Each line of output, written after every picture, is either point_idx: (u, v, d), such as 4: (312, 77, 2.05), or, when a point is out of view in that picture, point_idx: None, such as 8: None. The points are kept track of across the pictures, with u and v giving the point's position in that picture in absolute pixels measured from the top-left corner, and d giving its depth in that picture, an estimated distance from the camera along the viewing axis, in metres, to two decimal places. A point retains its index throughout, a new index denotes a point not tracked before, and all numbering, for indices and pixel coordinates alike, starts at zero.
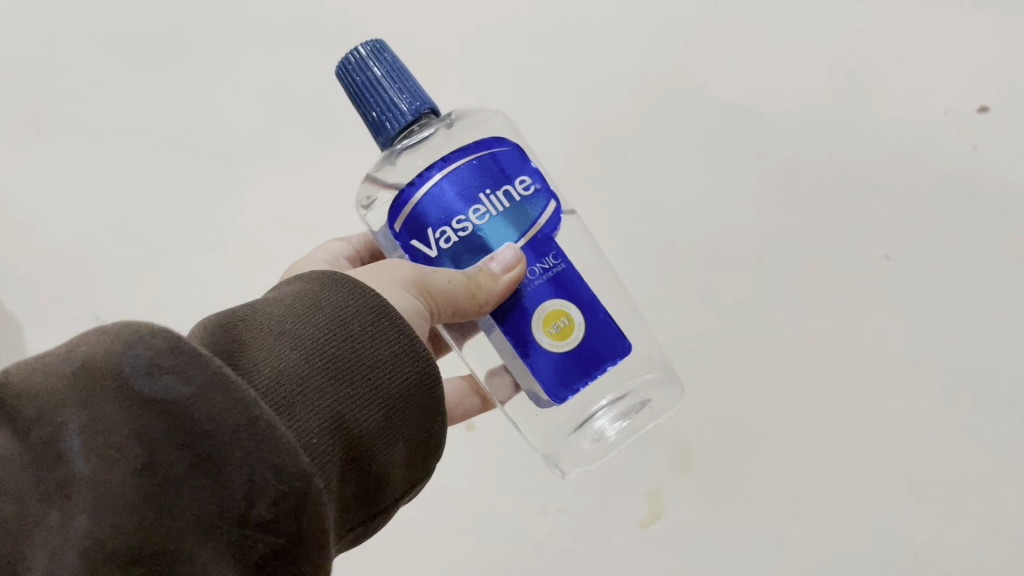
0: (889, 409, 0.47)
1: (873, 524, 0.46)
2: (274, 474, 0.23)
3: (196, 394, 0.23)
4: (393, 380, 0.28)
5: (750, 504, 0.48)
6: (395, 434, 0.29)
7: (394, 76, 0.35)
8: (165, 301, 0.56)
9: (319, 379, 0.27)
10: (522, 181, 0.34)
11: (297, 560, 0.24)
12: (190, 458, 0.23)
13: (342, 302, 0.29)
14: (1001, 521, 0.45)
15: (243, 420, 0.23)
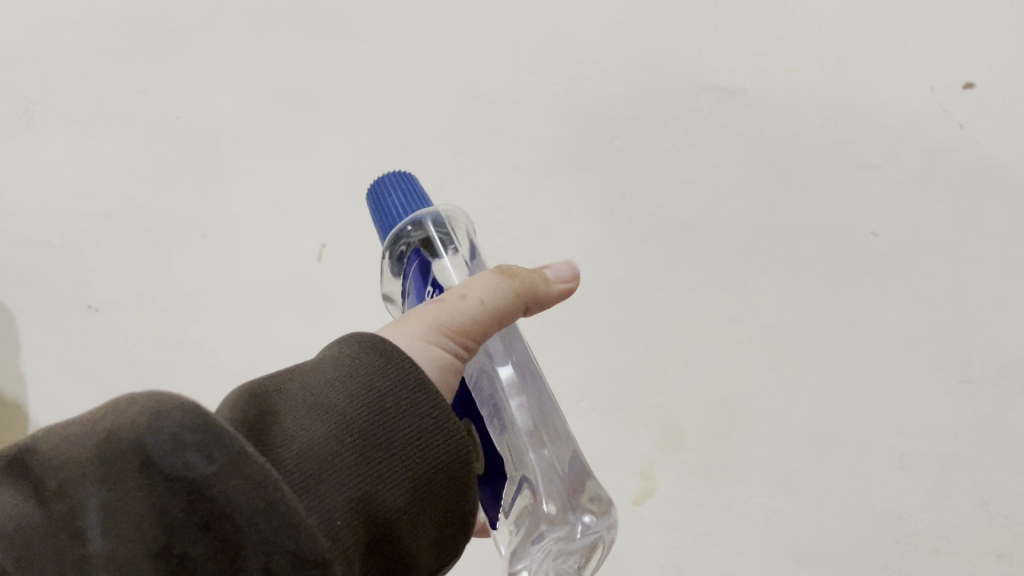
0: (878, 384, 0.47)
1: (861, 499, 0.45)
2: (290, 560, 0.22)
3: (218, 472, 0.22)
4: (417, 458, 0.27)
5: (740, 481, 0.47)
6: (422, 517, 0.27)
7: (387, 212, 0.37)
8: (153, 287, 0.56)
9: (346, 454, 0.26)
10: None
11: None
12: (209, 538, 0.22)
13: (369, 380, 0.28)
14: (988, 494, 0.44)
15: (263, 503, 0.22)
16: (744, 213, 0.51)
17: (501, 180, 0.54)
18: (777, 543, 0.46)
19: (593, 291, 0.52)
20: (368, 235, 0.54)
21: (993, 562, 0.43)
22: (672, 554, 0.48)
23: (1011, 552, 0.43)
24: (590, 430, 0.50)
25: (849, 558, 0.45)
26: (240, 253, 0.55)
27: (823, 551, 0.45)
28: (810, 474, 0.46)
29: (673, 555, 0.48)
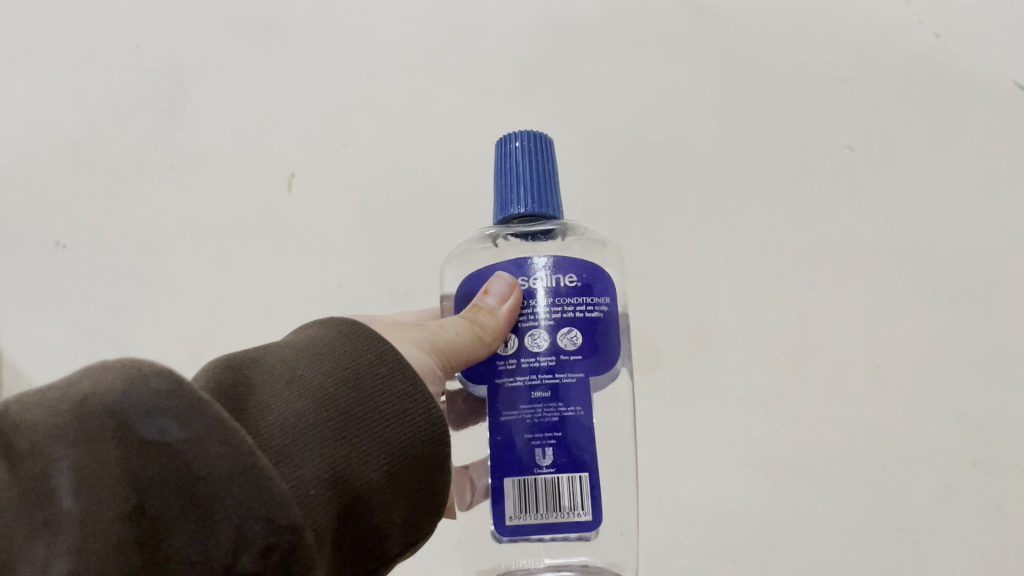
0: (856, 300, 0.46)
1: (838, 414, 0.45)
2: (264, 525, 0.22)
3: (191, 437, 0.23)
4: (393, 434, 0.28)
5: (719, 398, 0.47)
6: (398, 495, 0.28)
7: (530, 174, 0.38)
8: (122, 222, 0.55)
9: (319, 430, 0.26)
10: (567, 280, 0.35)
11: None
12: (182, 501, 0.23)
13: (346, 366, 0.29)
14: (961, 402, 0.44)
15: (239, 466, 0.23)
16: (716, 133, 0.50)
17: (471, 106, 0.52)
18: (752, 459, 0.46)
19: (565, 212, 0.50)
20: (337, 167, 0.53)
21: (968, 469, 0.43)
22: (648, 474, 0.47)
23: (985, 459, 0.43)
24: None
25: (825, 473, 0.45)
26: (202, 185, 0.54)
27: (796, 467, 0.45)
28: (786, 388, 0.46)
29: (649, 475, 0.47)
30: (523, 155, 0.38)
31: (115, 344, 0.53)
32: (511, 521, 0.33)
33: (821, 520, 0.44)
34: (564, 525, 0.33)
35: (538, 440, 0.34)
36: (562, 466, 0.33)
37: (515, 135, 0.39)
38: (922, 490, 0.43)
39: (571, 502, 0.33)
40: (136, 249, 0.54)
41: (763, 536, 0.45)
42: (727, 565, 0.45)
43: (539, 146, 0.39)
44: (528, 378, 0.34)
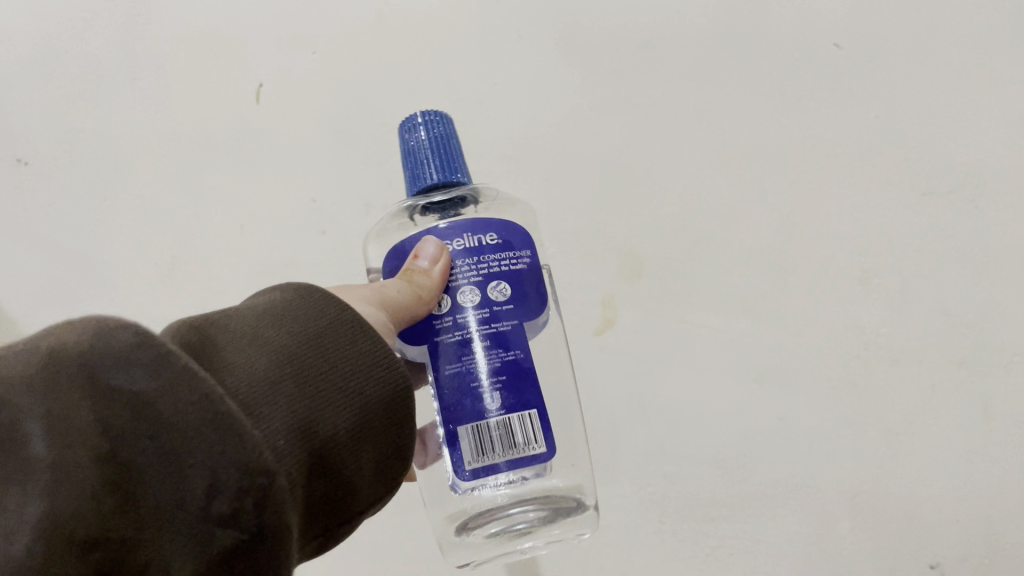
0: (843, 201, 0.45)
1: (823, 317, 0.45)
2: (237, 468, 0.21)
3: (162, 386, 0.21)
4: (357, 388, 0.27)
5: (701, 303, 0.46)
6: (366, 448, 0.27)
7: (433, 147, 0.35)
8: (85, 138, 0.52)
9: (285, 383, 0.25)
10: (487, 239, 0.33)
11: (259, 561, 0.21)
12: (156, 449, 0.21)
13: (309, 322, 0.27)
14: (949, 303, 0.44)
15: (210, 412, 0.21)
16: (701, 31, 0.48)
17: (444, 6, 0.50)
18: (737, 363, 0.45)
19: (546, 118, 0.49)
20: (307, 76, 0.51)
21: (954, 369, 0.43)
22: (632, 384, 0.46)
23: (972, 359, 0.43)
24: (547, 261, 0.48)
25: (811, 376, 0.44)
26: (166, 97, 0.52)
27: (783, 371, 0.45)
28: (772, 292, 0.45)
29: (633, 384, 0.46)
30: (426, 132, 0.36)
31: (85, 262, 0.52)
32: (472, 466, 0.32)
33: (807, 423, 0.44)
34: (522, 460, 0.32)
35: (483, 389, 0.32)
36: (513, 407, 0.32)
37: (417, 116, 0.36)
38: (907, 391, 0.43)
39: (525, 438, 0.32)
40: (97, 162, 0.52)
41: (748, 440, 0.45)
42: (712, 469, 0.45)
43: (438, 122, 0.36)
44: (464, 336, 0.33)
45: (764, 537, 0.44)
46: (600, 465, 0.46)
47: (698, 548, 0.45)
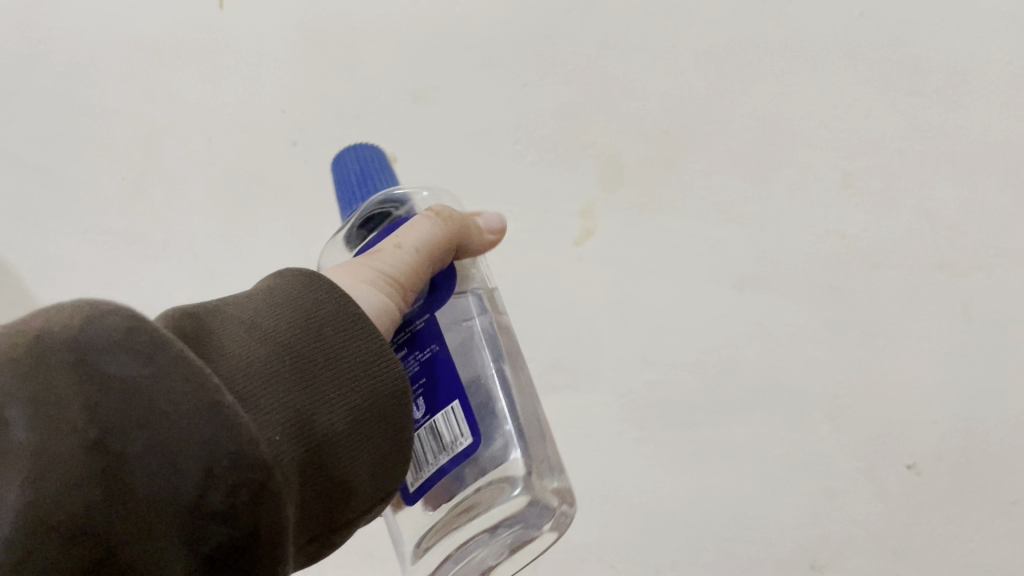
0: (828, 102, 0.44)
1: (804, 220, 0.44)
2: (232, 460, 0.19)
3: (158, 373, 0.19)
4: (359, 387, 0.24)
5: (679, 210, 0.45)
6: (363, 448, 0.24)
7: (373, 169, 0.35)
8: (48, 45, 0.50)
9: (281, 376, 0.23)
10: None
11: (248, 558, 0.20)
12: (150, 442, 0.19)
13: (306, 305, 0.25)
14: (930, 205, 0.43)
15: (209, 403, 0.20)
16: None
17: None
18: (715, 269, 0.45)
19: (522, 23, 0.46)
20: None
21: (935, 273, 0.42)
22: (611, 292, 0.46)
23: (953, 262, 0.42)
24: (527, 170, 0.47)
25: (792, 281, 0.44)
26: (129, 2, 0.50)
27: (764, 276, 0.44)
28: (753, 197, 0.45)
29: (615, 293, 0.46)
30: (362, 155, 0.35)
31: (55, 178, 0.50)
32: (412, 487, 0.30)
33: (788, 329, 0.44)
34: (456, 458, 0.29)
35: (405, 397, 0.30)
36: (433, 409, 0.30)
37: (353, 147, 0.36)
38: (888, 295, 0.43)
39: (452, 433, 0.29)
40: (61, 75, 0.50)
41: (729, 345, 0.44)
42: (694, 375, 0.45)
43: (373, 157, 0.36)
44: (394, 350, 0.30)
45: (744, 442, 0.44)
46: (582, 373, 0.46)
47: (680, 452, 0.45)
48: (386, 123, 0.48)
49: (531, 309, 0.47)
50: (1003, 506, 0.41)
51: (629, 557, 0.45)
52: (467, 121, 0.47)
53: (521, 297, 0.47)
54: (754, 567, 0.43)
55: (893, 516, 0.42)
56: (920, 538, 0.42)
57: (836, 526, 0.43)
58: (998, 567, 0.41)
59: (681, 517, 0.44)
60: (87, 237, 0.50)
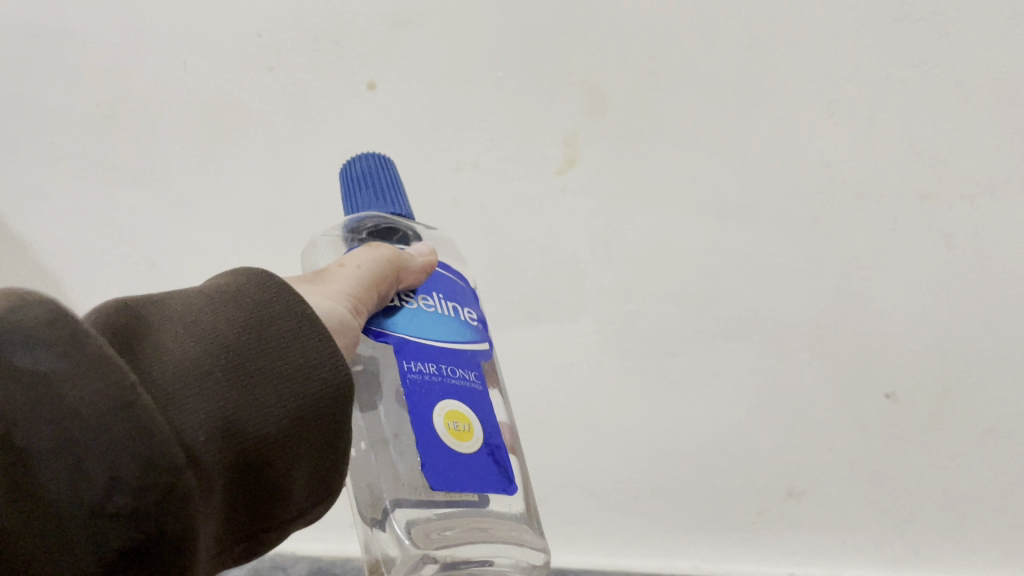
0: (816, 30, 0.44)
1: (788, 150, 0.44)
2: (139, 465, 0.19)
3: (70, 370, 0.19)
4: (301, 389, 0.23)
5: (665, 140, 0.45)
6: (294, 453, 0.23)
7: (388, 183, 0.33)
8: None
9: (216, 374, 0.22)
10: (469, 312, 0.31)
11: (152, 564, 0.19)
12: (55, 438, 0.18)
13: (252, 305, 0.24)
14: (915, 136, 0.43)
15: (118, 404, 0.19)
16: None
17: None
18: (699, 198, 0.44)
19: None
20: None
21: (917, 202, 0.43)
22: (594, 222, 0.45)
23: (935, 192, 0.43)
24: (511, 100, 0.45)
25: (775, 213, 0.44)
26: None
27: (746, 206, 0.44)
28: (739, 129, 0.44)
29: (596, 224, 0.45)
30: (371, 165, 0.33)
31: (28, 110, 0.48)
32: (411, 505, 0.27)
33: (771, 259, 0.44)
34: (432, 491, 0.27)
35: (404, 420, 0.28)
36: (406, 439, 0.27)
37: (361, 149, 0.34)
38: (868, 224, 0.43)
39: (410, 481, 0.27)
40: None
41: (711, 277, 0.44)
42: (674, 306, 0.45)
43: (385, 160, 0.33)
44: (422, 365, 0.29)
45: (724, 372, 0.44)
46: (564, 305, 0.45)
47: (659, 382, 0.45)
48: (364, 50, 0.46)
49: (513, 239, 0.45)
50: (980, 433, 0.43)
51: (610, 486, 0.45)
52: (447, 46, 0.46)
53: (504, 227, 0.45)
54: (735, 495, 0.44)
55: (870, 443, 0.43)
56: (897, 465, 0.43)
57: (813, 453, 0.43)
58: (970, 493, 0.43)
59: (661, 445, 0.44)
60: (59, 167, 0.47)
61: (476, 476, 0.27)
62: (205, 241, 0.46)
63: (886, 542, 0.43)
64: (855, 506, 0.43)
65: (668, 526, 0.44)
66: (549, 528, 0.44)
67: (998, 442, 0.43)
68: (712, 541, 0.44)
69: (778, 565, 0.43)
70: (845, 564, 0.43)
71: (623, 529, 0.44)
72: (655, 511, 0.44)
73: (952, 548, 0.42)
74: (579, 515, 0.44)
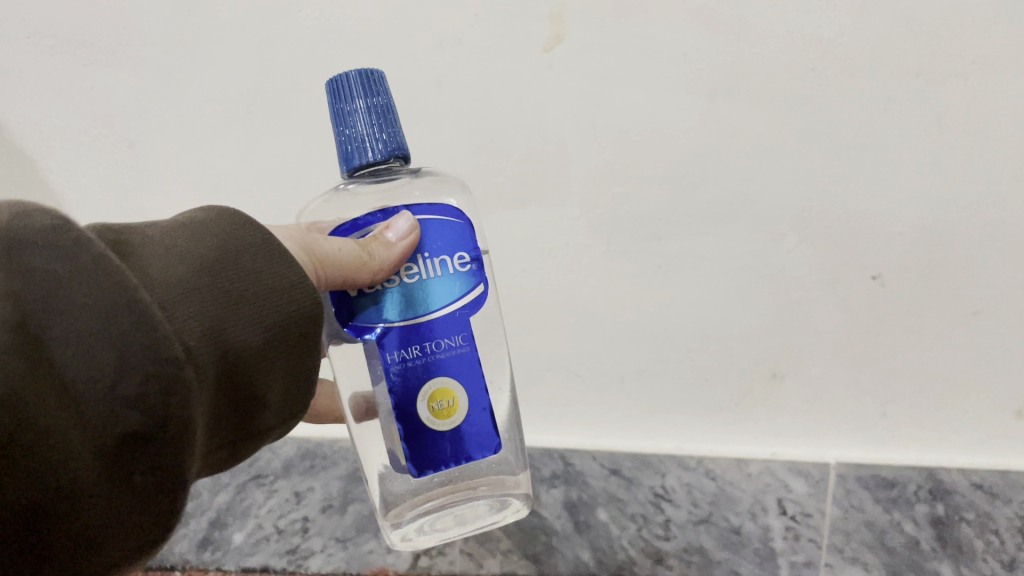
0: None
1: (784, 26, 0.41)
2: (147, 353, 0.22)
3: (76, 269, 0.22)
4: (285, 308, 0.27)
5: (654, 15, 0.41)
6: (276, 366, 0.26)
7: (376, 126, 0.33)
8: None
9: (203, 289, 0.25)
10: (460, 256, 0.33)
11: (154, 442, 0.22)
12: (67, 324, 0.21)
13: (228, 233, 0.27)
14: (911, 9, 0.40)
15: (122, 299, 0.22)
16: None
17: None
18: (689, 79, 0.42)
19: None
20: None
21: (911, 81, 0.41)
22: (582, 102, 0.42)
23: (928, 69, 0.40)
24: None
25: (766, 93, 0.41)
26: None
27: (738, 84, 0.41)
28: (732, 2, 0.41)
29: (584, 103, 0.42)
30: (363, 103, 0.33)
31: None
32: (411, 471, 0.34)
33: (759, 139, 0.42)
34: (428, 464, 0.33)
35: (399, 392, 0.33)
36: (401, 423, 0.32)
37: (349, 77, 0.33)
38: (859, 103, 0.41)
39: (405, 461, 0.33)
40: None
41: (699, 160, 0.43)
42: (662, 188, 0.43)
43: (376, 94, 0.33)
44: None
45: (710, 255, 0.44)
46: (549, 186, 0.44)
47: (646, 266, 0.44)
48: None
49: (498, 121, 0.43)
50: (965, 315, 0.43)
51: (594, 369, 0.46)
52: None
53: (488, 109, 0.43)
54: (717, 377, 0.45)
55: (854, 326, 0.44)
56: (879, 347, 0.44)
57: (797, 335, 0.44)
58: (951, 373, 0.44)
59: (646, 328, 0.45)
60: (26, 40, 0.44)
61: (459, 451, 0.33)
62: (187, 124, 0.45)
63: (869, 423, 0.44)
64: (838, 387, 0.44)
65: (652, 407, 0.46)
66: (533, 409, 0.47)
67: (981, 323, 0.43)
68: (696, 421, 0.45)
69: (760, 446, 0.45)
70: (827, 445, 0.45)
71: (608, 411, 0.46)
72: (639, 393, 0.46)
73: (931, 428, 0.44)
74: (564, 397, 0.46)
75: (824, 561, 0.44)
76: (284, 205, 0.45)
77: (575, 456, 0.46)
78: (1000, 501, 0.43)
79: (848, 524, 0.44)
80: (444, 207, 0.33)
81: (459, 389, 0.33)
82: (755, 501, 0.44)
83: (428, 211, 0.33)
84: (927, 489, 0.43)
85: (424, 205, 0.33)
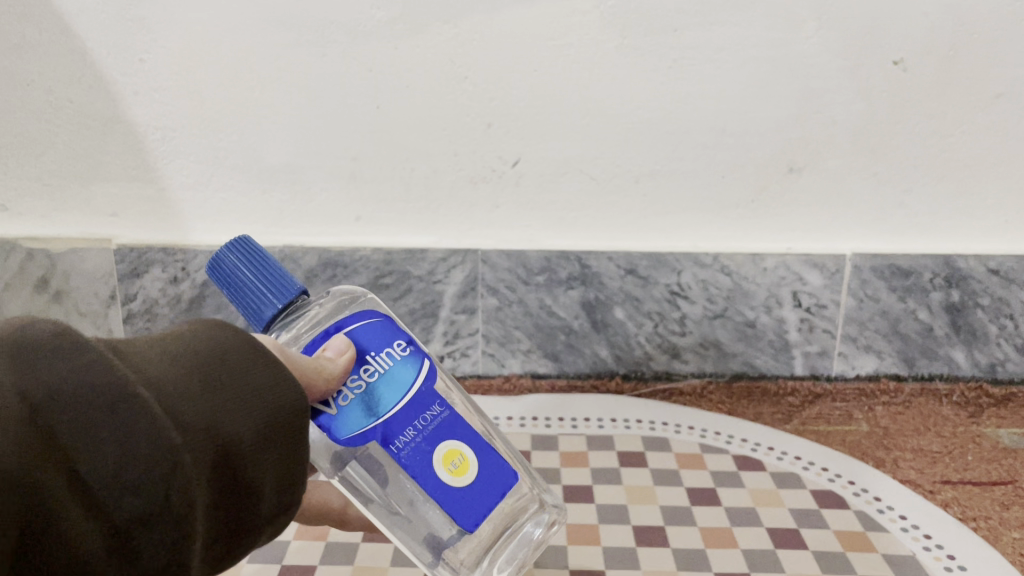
0: None
1: None
2: (149, 443, 0.18)
3: (76, 371, 0.18)
4: (274, 399, 0.22)
5: None
6: (271, 461, 0.21)
7: (269, 275, 0.30)
8: None
9: (197, 387, 0.20)
10: (399, 342, 0.28)
11: (157, 528, 0.19)
12: (76, 418, 0.18)
13: (208, 334, 0.22)
14: None
15: (122, 392, 0.18)
16: None
17: None
18: None
19: None
20: None
21: None
22: None
23: None
24: None
25: None
26: None
27: None
28: None
29: None
30: (247, 265, 0.30)
31: None
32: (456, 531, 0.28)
33: None
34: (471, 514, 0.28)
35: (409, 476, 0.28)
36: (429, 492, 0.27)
37: (225, 253, 0.31)
38: None
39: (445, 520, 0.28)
40: None
41: None
42: None
43: (259, 254, 0.31)
44: None
45: (727, 46, 0.42)
46: None
47: (661, 62, 0.42)
48: None
49: None
50: (988, 98, 0.42)
51: (610, 171, 0.45)
52: None
53: None
54: (735, 171, 0.44)
55: (874, 115, 0.43)
56: (901, 135, 0.43)
57: (817, 124, 0.43)
58: (970, 159, 0.43)
59: (661, 126, 0.44)
60: None
61: (492, 493, 0.28)
62: None
63: (886, 214, 0.45)
64: (855, 178, 0.44)
65: (667, 207, 0.46)
66: (550, 214, 0.46)
67: (1005, 106, 0.42)
68: (711, 219, 0.46)
69: (776, 242, 0.46)
70: (842, 238, 0.45)
71: (625, 214, 0.46)
72: (655, 193, 0.45)
73: (948, 216, 0.44)
74: (579, 201, 0.46)
75: (838, 351, 0.47)
76: (283, 11, 0.42)
77: (591, 258, 0.46)
78: (1016, 286, 0.44)
79: (862, 314, 0.46)
80: (359, 313, 0.29)
81: (464, 440, 0.28)
82: (770, 294, 0.46)
83: (350, 324, 0.28)
84: (943, 276, 0.44)
85: (343, 324, 0.28)
